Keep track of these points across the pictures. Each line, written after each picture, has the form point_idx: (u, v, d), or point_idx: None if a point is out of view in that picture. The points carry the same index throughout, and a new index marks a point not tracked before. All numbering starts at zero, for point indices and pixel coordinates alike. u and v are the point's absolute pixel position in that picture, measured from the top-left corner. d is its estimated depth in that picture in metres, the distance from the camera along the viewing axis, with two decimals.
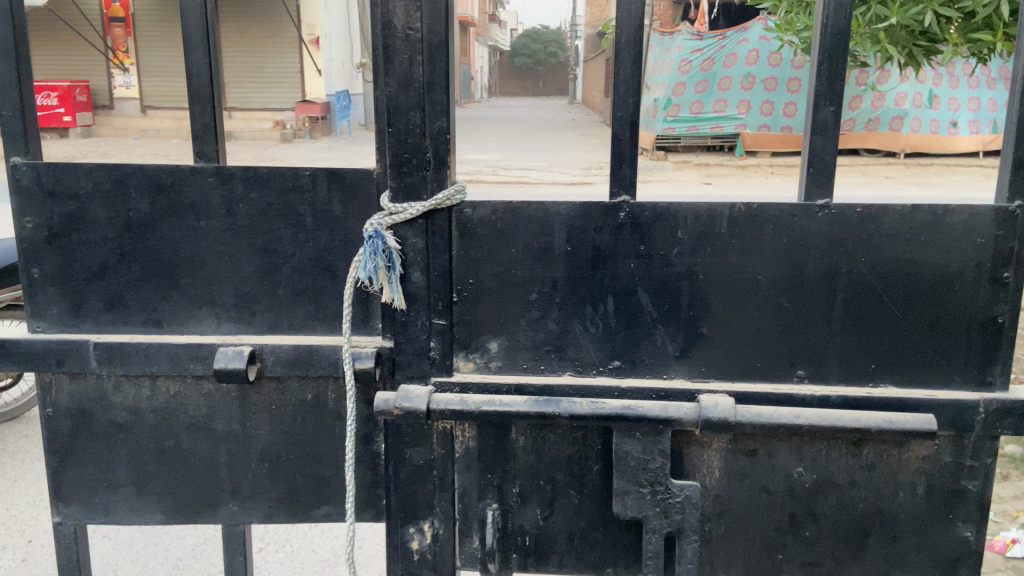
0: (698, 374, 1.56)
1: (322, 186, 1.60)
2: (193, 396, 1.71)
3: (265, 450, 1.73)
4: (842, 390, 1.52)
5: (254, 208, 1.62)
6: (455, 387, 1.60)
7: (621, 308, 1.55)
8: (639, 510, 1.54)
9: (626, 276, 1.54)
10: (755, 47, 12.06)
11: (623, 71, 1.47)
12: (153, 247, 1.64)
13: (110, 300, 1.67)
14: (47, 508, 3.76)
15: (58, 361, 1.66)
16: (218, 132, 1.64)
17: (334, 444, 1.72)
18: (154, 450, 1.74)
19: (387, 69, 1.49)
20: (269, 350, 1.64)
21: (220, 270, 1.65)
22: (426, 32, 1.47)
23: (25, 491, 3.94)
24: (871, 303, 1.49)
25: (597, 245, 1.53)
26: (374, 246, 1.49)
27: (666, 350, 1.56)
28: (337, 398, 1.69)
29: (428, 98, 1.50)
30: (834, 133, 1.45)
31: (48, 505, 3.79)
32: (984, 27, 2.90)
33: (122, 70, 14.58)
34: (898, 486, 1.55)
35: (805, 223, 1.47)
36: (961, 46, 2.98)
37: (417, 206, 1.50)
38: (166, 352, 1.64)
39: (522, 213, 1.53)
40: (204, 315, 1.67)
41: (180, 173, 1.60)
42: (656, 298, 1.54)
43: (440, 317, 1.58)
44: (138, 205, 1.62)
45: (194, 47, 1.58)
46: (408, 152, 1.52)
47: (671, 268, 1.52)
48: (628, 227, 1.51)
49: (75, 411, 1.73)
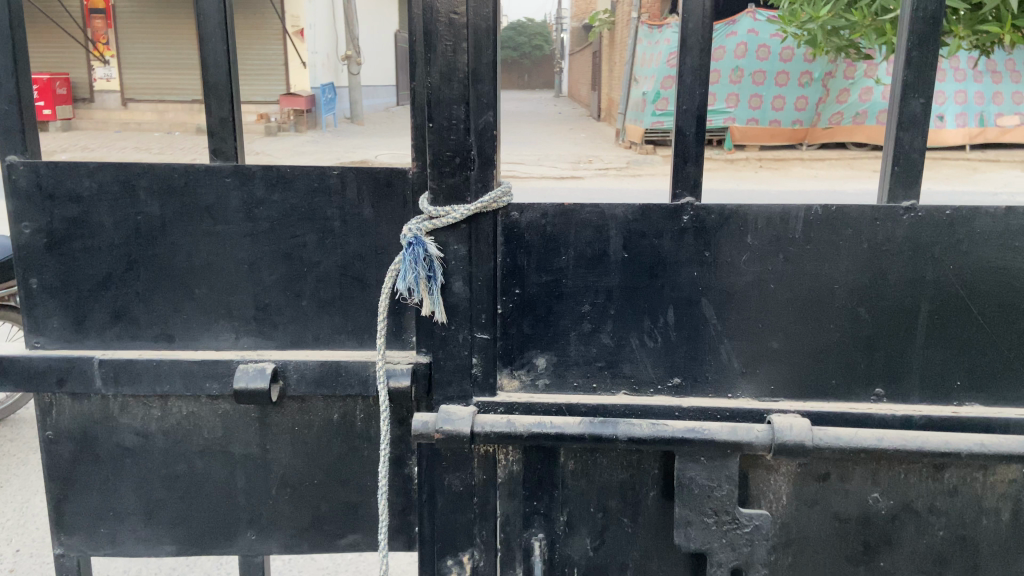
0: (766, 393, 1.43)
1: (352, 187, 1.45)
2: (208, 417, 1.56)
3: (286, 475, 1.59)
4: (925, 409, 1.40)
5: (277, 211, 1.47)
6: (499, 408, 1.45)
7: (682, 321, 1.42)
8: (703, 542, 1.40)
9: (688, 286, 1.40)
10: (744, 41, 11.63)
11: (690, 61, 1.34)
12: (165, 255, 1.49)
13: (117, 313, 1.52)
14: (35, 515, 3.58)
15: (60, 381, 1.50)
16: (236, 129, 1.49)
17: (364, 468, 1.58)
18: (165, 476, 1.59)
19: (428, 57, 1.34)
20: (292, 367, 1.49)
21: (238, 279, 1.50)
22: (472, 17, 1.33)
23: (10, 497, 3.75)
24: (958, 314, 1.37)
25: (658, 251, 1.39)
26: (414, 253, 1.35)
27: (732, 366, 1.43)
28: (365, 418, 1.55)
29: (473, 90, 1.36)
30: (923, 128, 1.33)
31: (36, 512, 3.61)
32: (992, 17, 2.39)
33: (104, 62, 14.21)
34: (982, 512, 1.43)
35: (889, 227, 1.35)
36: (965, 38, 2.46)
37: (461, 209, 1.36)
38: (179, 369, 1.49)
39: (575, 216, 1.39)
40: (221, 329, 1.52)
41: (195, 173, 1.45)
42: (721, 310, 1.41)
43: (483, 331, 1.44)
44: (148, 208, 1.47)
45: (211, 34, 1.43)
46: (450, 150, 1.37)
47: (739, 278, 1.39)
48: (692, 232, 1.38)
49: (78, 434, 1.58)
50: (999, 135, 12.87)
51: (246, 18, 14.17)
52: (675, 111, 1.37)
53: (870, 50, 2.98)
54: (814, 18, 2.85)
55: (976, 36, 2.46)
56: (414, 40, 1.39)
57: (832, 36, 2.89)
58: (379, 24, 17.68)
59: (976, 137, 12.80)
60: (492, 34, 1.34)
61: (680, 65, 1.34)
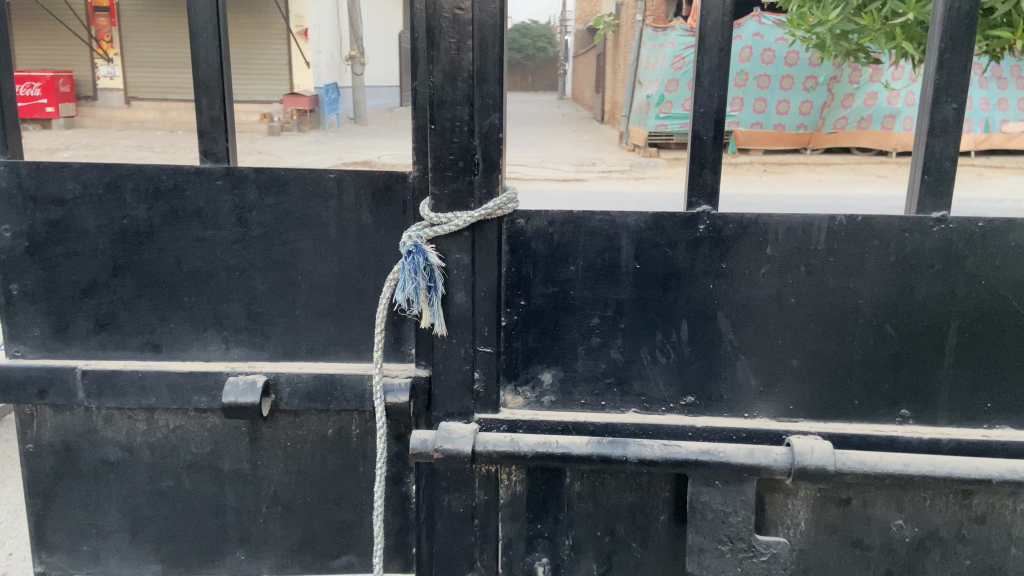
0: (785, 413, 1.35)
1: (349, 191, 1.40)
2: (196, 431, 1.49)
3: (278, 492, 1.51)
4: (953, 432, 1.32)
5: (270, 216, 1.41)
6: (502, 426, 1.38)
7: (696, 335, 1.34)
8: (717, 571, 1.33)
9: (703, 298, 1.33)
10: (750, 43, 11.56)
11: (709, 60, 1.26)
12: (152, 260, 1.42)
13: (101, 321, 1.44)
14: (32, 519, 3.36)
15: (41, 393, 1.43)
16: (228, 129, 1.41)
17: (360, 486, 1.51)
18: (151, 492, 1.51)
19: (431, 56, 1.27)
20: (285, 380, 1.43)
21: (230, 287, 1.44)
22: (477, 13, 1.25)
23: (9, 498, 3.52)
24: (990, 331, 1.30)
25: (671, 261, 1.32)
26: (414, 262, 1.28)
27: (749, 385, 1.35)
28: (361, 434, 1.49)
29: (478, 90, 1.28)
30: (956, 134, 1.25)
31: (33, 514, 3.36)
32: (1007, 23, 2.31)
33: (108, 61, 14.12)
34: (1011, 541, 1.35)
35: (917, 239, 1.27)
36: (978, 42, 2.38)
37: (464, 215, 1.29)
38: (166, 382, 1.42)
39: (585, 224, 1.32)
40: (210, 339, 1.46)
41: (184, 175, 1.38)
42: (737, 324, 1.33)
43: (486, 345, 1.36)
44: (135, 210, 1.39)
45: (202, 29, 1.35)
46: (453, 153, 1.30)
47: (758, 291, 1.31)
48: (708, 243, 1.30)
49: (59, 448, 1.50)
50: (1004, 143, 12.73)
51: (249, 17, 14.06)
52: (692, 113, 1.29)
53: (878, 52, 2.90)
54: (821, 21, 2.73)
55: (988, 40, 2.37)
56: (416, 36, 1.31)
57: (841, 40, 2.80)
58: (382, 24, 17.57)
59: (981, 144, 12.79)
60: (500, 30, 1.26)
61: (697, 65, 1.27)
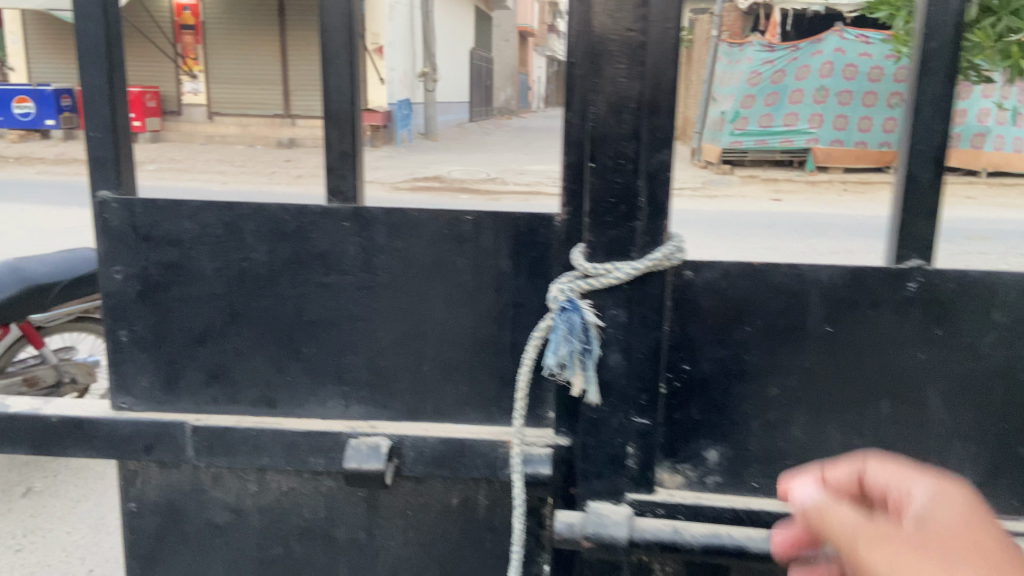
0: (1008, 510, 1.15)
1: (488, 234, 1.24)
2: (311, 494, 1.35)
3: (396, 566, 1.36)
4: None
5: (399, 261, 1.26)
6: (659, 510, 1.18)
7: (899, 414, 1.14)
8: None
9: (910, 371, 1.12)
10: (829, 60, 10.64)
11: (931, 88, 1.06)
12: (270, 307, 1.29)
13: (213, 372, 1.32)
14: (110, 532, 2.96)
15: (147, 449, 1.31)
16: (358, 166, 1.28)
17: (487, 563, 1.34)
18: (258, 560, 1.38)
19: (594, 84, 1.09)
20: (410, 444, 1.28)
21: (352, 338, 1.30)
22: (651, 34, 1.07)
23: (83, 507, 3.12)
24: None
25: (871, 325, 1.11)
26: (569, 321, 1.10)
27: (963, 475, 1.14)
28: (489, 504, 1.32)
29: (648, 123, 1.09)
30: None
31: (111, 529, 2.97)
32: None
33: (191, 77, 14.24)
34: None
35: None
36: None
37: (628, 267, 1.10)
38: (282, 441, 1.29)
39: (766, 279, 1.12)
40: (329, 395, 1.32)
41: (309, 216, 1.25)
42: (952, 403, 1.12)
43: (642, 416, 1.16)
44: (254, 252, 1.26)
45: (334, 55, 1.22)
46: (615, 195, 1.11)
47: (981, 365, 1.10)
48: (920, 304, 1.09)
49: (164, 507, 1.38)
50: None
51: None
52: (906, 150, 1.09)
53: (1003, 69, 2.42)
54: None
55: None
56: (573, 61, 1.15)
57: None
58: (456, 39, 17.61)
59: None
60: (677, 54, 1.07)
61: (916, 94, 1.07)
